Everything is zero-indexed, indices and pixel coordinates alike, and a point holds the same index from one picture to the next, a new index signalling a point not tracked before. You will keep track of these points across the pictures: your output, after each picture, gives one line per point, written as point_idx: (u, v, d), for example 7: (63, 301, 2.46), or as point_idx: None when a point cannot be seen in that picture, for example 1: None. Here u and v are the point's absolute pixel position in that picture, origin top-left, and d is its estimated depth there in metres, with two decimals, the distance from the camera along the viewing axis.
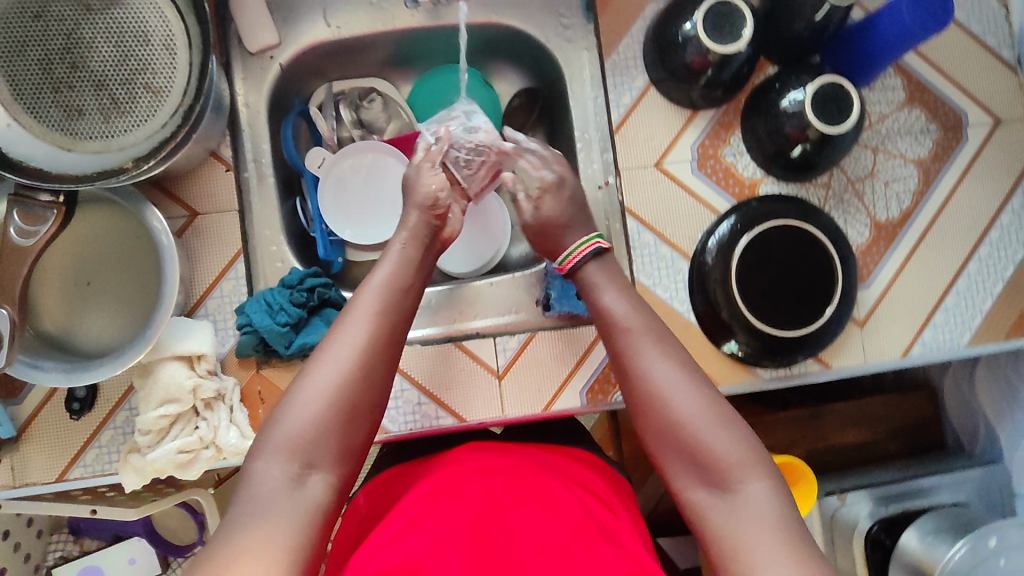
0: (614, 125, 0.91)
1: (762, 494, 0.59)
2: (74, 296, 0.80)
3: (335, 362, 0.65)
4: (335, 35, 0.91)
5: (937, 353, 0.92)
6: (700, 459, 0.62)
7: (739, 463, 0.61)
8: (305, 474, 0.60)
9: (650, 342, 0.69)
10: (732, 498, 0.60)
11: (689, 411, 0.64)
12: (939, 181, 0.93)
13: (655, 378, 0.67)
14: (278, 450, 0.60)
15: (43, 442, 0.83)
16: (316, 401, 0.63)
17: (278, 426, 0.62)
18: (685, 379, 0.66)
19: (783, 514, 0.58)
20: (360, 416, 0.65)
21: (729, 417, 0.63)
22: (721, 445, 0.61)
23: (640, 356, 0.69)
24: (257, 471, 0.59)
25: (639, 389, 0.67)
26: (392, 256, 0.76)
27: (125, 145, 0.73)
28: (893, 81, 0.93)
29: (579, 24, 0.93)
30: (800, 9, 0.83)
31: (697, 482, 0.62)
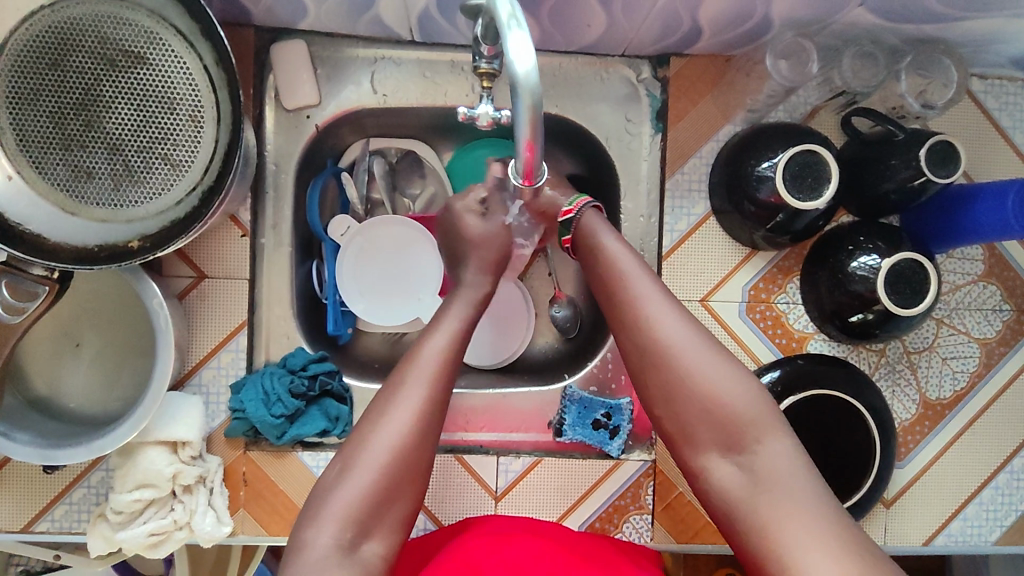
0: (663, 251, 0.84)
1: (783, 456, 0.58)
2: (62, 358, 0.76)
3: (391, 427, 0.62)
4: (380, 103, 0.83)
5: (962, 547, 0.86)
6: (716, 415, 0.60)
7: (755, 421, 0.59)
8: (357, 543, 0.58)
9: (655, 292, 0.66)
10: (755, 466, 0.58)
11: (697, 363, 0.62)
12: (1001, 366, 0.87)
13: (660, 329, 0.64)
14: (329, 518, 0.58)
15: (11, 492, 0.76)
16: (371, 468, 0.60)
17: (332, 496, 0.59)
18: (687, 325, 0.64)
19: (805, 473, 0.57)
20: (414, 481, 0.62)
21: (739, 369, 0.62)
22: (735, 397, 0.60)
23: (644, 305, 0.66)
24: (307, 540, 0.57)
25: (645, 347, 0.64)
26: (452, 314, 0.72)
27: (133, 217, 0.66)
28: (974, 251, 0.86)
29: (646, 132, 0.85)
30: (891, 168, 0.75)
31: (715, 451, 0.60)
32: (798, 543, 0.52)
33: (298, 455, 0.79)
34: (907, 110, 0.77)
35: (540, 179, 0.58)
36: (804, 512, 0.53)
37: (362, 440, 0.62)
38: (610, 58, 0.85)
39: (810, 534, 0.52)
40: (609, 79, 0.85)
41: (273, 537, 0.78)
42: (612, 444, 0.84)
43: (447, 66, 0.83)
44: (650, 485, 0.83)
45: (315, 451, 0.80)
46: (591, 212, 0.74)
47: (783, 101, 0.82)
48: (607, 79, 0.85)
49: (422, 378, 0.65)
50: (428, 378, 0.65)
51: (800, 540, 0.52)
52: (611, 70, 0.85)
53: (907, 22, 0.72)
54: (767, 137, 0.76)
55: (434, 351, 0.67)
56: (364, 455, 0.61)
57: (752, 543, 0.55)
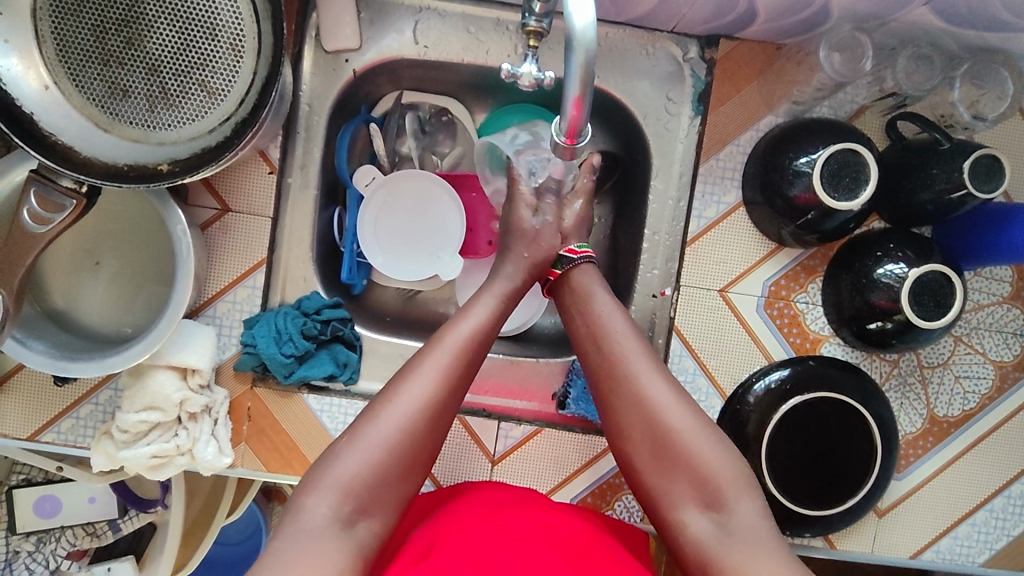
0: (687, 237, 0.83)
1: (757, 517, 0.60)
2: (82, 274, 0.77)
3: (402, 407, 0.63)
4: (420, 55, 0.82)
5: (949, 565, 0.86)
6: (697, 473, 0.63)
7: (734, 483, 0.62)
8: (354, 519, 0.59)
9: (645, 355, 0.69)
10: (729, 524, 0.60)
11: (678, 424, 0.65)
12: (1013, 391, 0.86)
13: (649, 387, 0.67)
14: (331, 489, 0.59)
15: (23, 399, 0.78)
16: (376, 444, 0.61)
17: (336, 466, 0.60)
18: (671, 390, 0.67)
19: (773, 534, 0.59)
20: (418, 461, 0.64)
21: (718, 433, 0.65)
22: (715, 459, 0.63)
23: (631, 364, 0.69)
24: (307, 508, 0.58)
25: (631, 404, 0.67)
26: (484, 300, 0.74)
27: (164, 140, 0.66)
28: (1002, 273, 0.85)
29: (685, 114, 0.84)
30: (930, 178, 0.73)
31: (694, 507, 0.62)
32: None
33: (303, 397, 0.80)
34: (956, 119, 0.76)
35: (581, 141, 0.57)
36: (779, 563, 0.56)
37: (371, 415, 0.63)
38: (659, 33, 0.83)
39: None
40: (655, 55, 0.84)
41: (270, 474, 0.79)
42: None
43: (491, 24, 0.81)
44: None
45: (320, 395, 0.80)
46: (586, 262, 0.78)
47: (831, 96, 0.80)
48: (653, 54, 0.84)
49: (444, 363, 0.67)
50: (450, 365, 0.67)
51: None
52: (658, 45, 0.83)
53: (970, 28, 0.70)
54: (809, 132, 0.75)
55: (458, 338, 0.69)
56: (376, 429, 0.62)
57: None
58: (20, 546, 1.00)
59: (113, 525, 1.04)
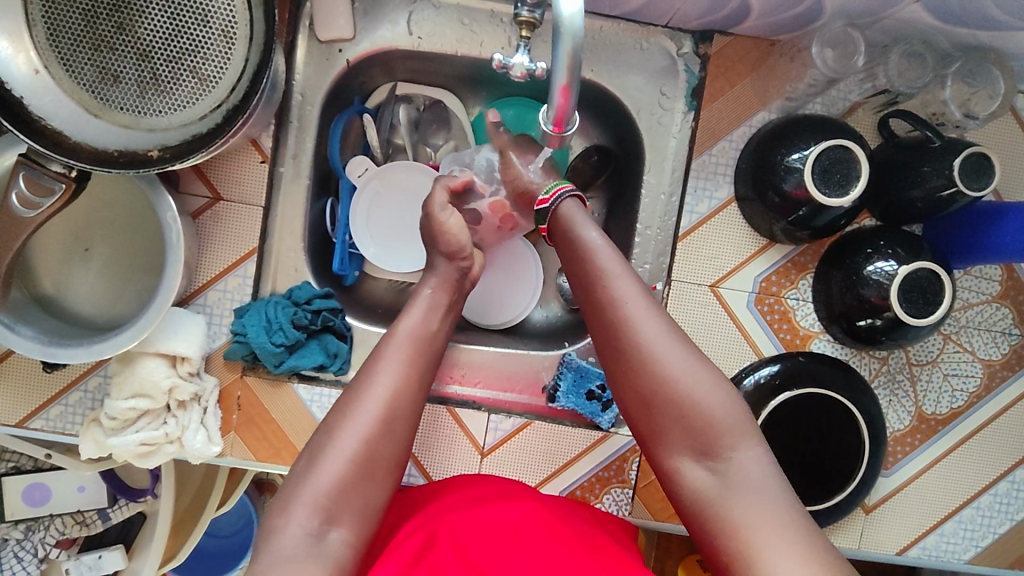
0: (679, 232, 0.83)
1: (754, 461, 0.60)
2: (71, 261, 0.77)
3: (356, 422, 0.63)
4: (414, 46, 0.82)
5: (935, 562, 0.86)
6: (691, 419, 0.62)
7: (729, 428, 0.61)
8: (325, 530, 0.58)
9: (638, 293, 0.67)
10: (727, 473, 0.60)
11: (674, 367, 0.63)
12: (1001, 390, 0.86)
13: (642, 330, 0.65)
14: (302, 504, 0.59)
15: (12, 386, 0.78)
16: (345, 449, 0.61)
17: (300, 487, 0.60)
18: (665, 331, 0.65)
19: (773, 479, 0.59)
20: (382, 470, 0.63)
21: (714, 375, 0.64)
22: (711, 404, 0.62)
23: (624, 304, 0.66)
24: (278, 527, 0.58)
25: (625, 349, 0.65)
26: (423, 302, 0.74)
27: (155, 127, 0.66)
28: (992, 272, 0.85)
29: (679, 109, 0.84)
30: (921, 176, 0.74)
31: (688, 454, 0.62)
32: (772, 546, 0.54)
33: (293, 386, 0.80)
34: (947, 117, 0.77)
35: (570, 129, 0.57)
36: (780, 512, 0.56)
37: (328, 435, 0.62)
38: (653, 27, 0.83)
39: (777, 538, 0.55)
40: (649, 50, 0.84)
41: (260, 463, 0.79)
42: (602, 417, 0.84)
43: (486, 16, 0.81)
44: (636, 460, 0.83)
45: (310, 385, 0.80)
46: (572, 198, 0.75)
47: (823, 92, 0.80)
48: (647, 49, 0.84)
49: (395, 368, 0.67)
50: (400, 368, 0.67)
51: (771, 542, 0.55)
52: (652, 40, 0.84)
53: (963, 26, 0.70)
54: (801, 129, 0.75)
55: (403, 342, 0.69)
56: (333, 449, 0.61)
57: (718, 544, 0.57)
58: (9, 533, 1.00)
59: (103, 514, 1.04)
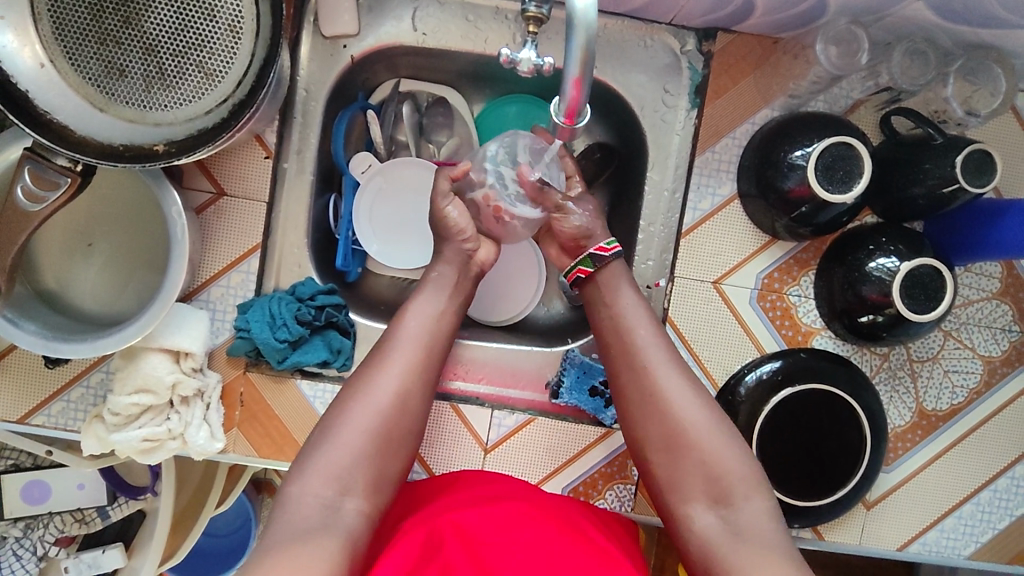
0: (682, 228, 0.83)
1: (762, 513, 0.65)
2: (74, 256, 0.76)
3: (370, 403, 0.66)
4: (419, 42, 0.82)
5: (935, 557, 0.87)
6: (706, 468, 0.67)
7: (743, 480, 0.66)
8: (338, 503, 0.60)
9: (665, 352, 0.73)
10: (735, 521, 0.64)
11: (693, 420, 0.69)
12: (1000, 386, 0.87)
13: (666, 386, 0.71)
14: (314, 476, 0.61)
15: (13, 381, 0.77)
16: (359, 429, 0.64)
17: (314, 460, 0.62)
18: (687, 388, 0.71)
19: (779, 531, 0.63)
20: (393, 445, 0.66)
21: (731, 433, 0.69)
22: (726, 457, 0.67)
23: (651, 360, 0.72)
24: (293, 497, 0.60)
25: (648, 401, 0.71)
26: (432, 283, 0.76)
27: (160, 121, 0.66)
28: (992, 269, 0.86)
29: (682, 106, 0.84)
30: (922, 173, 0.74)
31: (700, 502, 0.67)
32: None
33: (296, 382, 0.80)
34: (949, 115, 0.77)
35: (582, 121, 0.57)
36: (783, 558, 0.60)
37: (342, 412, 0.65)
38: (657, 25, 0.83)
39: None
40: (653, 47, 0.84)
41: (263, 460, 0.79)
42: (606, 413, 0.84)
43: (490, 13, 0.81)
44: None
45: (313, 380, 0.80)
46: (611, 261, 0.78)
47: (826, 90, 0.81)
48: (651, 46, 0.84)
49: (409, 349, 0.70)
50: (414, 348, 0.70)
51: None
52: (656, 37, 0.84)
53: (964, 24, 0.71)
54: (803, 126, 0.76)
55: (417, 326, 0.72)
56: (347, 426, 0.64)
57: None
58: (7, 531, 1.00)
59: (102, 512, 1.03)
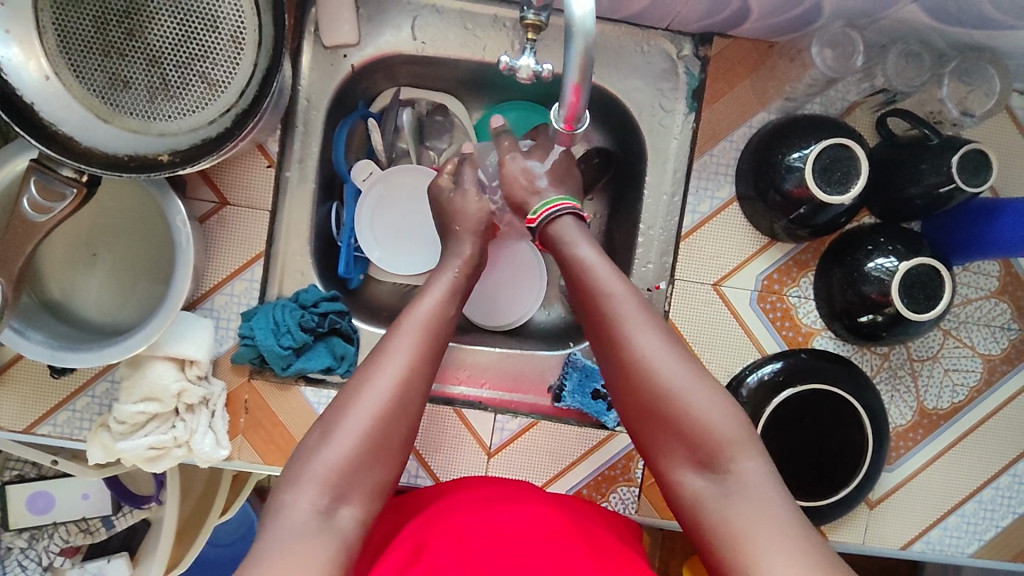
0: (682, 231, 0.84)
1: (756, 470, 0.60)
2: (79, 266, 0.77)
3: (370, 395, 0.63)
4: (418, 50, 0.83)
5: (938, 556, 0.87)
6: (692, 429, 0.63)
7: (732, 438, 0.62)
8: (334, 508, 0.59)
9: (638, 310, 0.69)
10: (726, 481, 0.60)
11: (674, 380, 0.65)
12: (1001, 384, 0.87)
13: (643, 346, 0.67)
14: (310, 482, 0.59)
15: (18, 392, 0.78)
16: (355, 430, 0.62)
17: (311, 461, 0.60)
18: (664, 345, 0.67)
19: (774, 488, 0.59)
20: (392, 442, 0.64)
21: (716, 390, 0.65)
22: (710, 414, 0.63)
23: (624, 320, 0.68)
24: (286, 504, 0.58)
25: (625, 364, 0.67)
26: (439, 283, 0.75)
27: (164, 131, 0.67)
28: (990, 267, 0.86)
29: (680, 111, 0.85)
30: (919, 174, 0.75)
31: (689, 464, 0.63)
32: (765, 550, 0.54)
33: (301, 389, 0.80)
34: (945, 115, 0.77)
35: (581, 127, 0.58)
36: (776, 520, 0.56)
37: (343, 408, 0.63)
38: (654, 30, 0.84)
39: (775, 544, 0.54)
40: (650, 52, 0.85)
41: (267, 467, 0.79)
42: (609, 416, 0.84)
43: (489, 20, 0.82)
44: (642, 459, 0.83)
45: (317, 387, 0.81)
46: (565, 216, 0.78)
47: (822, 92, 0.81)
48: (648, 52, 0.85)
49: (408, 341, 0.68)
50: (414, 343, 0.68)
51: (764, 549, 0.54)
52: (653, 42, 0.85)
53: (958, 25, 0.72)
54: (801, 128, 0.77)
55: (420, 317, 0.70)
56: (347, 420, 0.62)
57: (715, 550, 0.57)
58: (13, 542, 1.00)
59: (107, 521, 1.04)
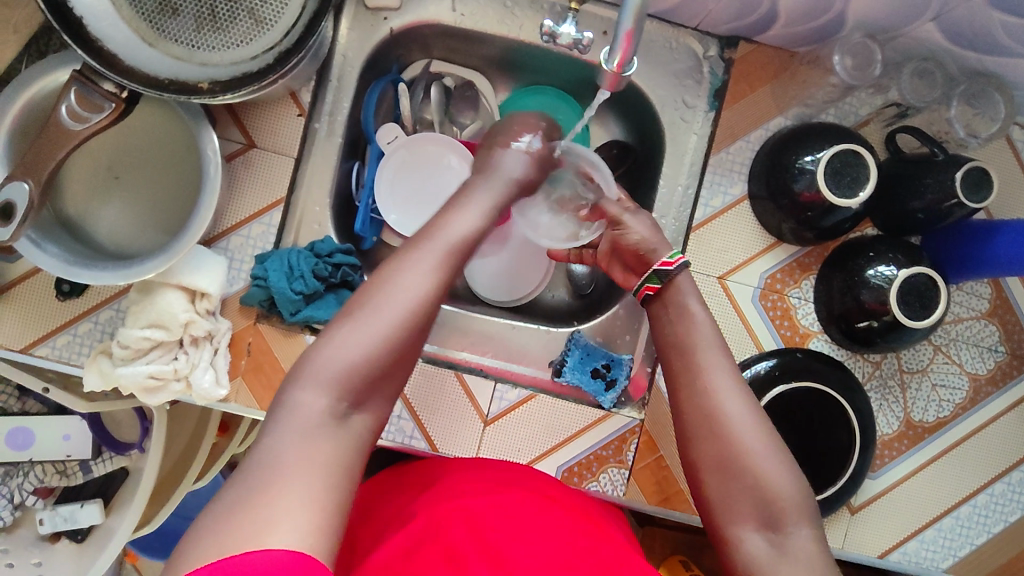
0: (694, 223, 0.87)
1: (812, 544, 0.61)
2: (100, 188, 0.78)
3: (398, 296, 0.61)
4: (456, 22, 0.86)
5: (914, 568, 0.88)
6: (760, 493, 0.62)
7: (796, 508, 0.62)
8: (348, 414, 0.57)
9: (727, 369, 0.68)
10: (785, 545, 0.61)
11: (752, 445, 0.64)
12: (984, 404, 0.90)
13: (728, 406, 0.65)
14: (322, 380, 0.56)
15: (21, 310, 0.77)
16: (371, 334, 0.59)
17: (333, 351, 0.58)
18: (749, 409, 0.66)
19: (827, 565, 0.60)
20: (401, 361, 0.62)
21: (787, 457, 0.64)
22: (780, 481, 0.63)
23: (713, 376, 0.67)
24: (299, 402, 0.55)
25: (704, 421, 0.66)
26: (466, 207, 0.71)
27: (207, 62, 0.68)
28: (982, 289, 0.90)
29: (700, 108, 0.88)
30: (922, 188, 0.78)
31: (750, 524, 0.62)
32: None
33: (305, 337, 0.80)
34: (951, 135, 0.82)
35: (628, 71, 0.60)
36: None
37: (364, 304, 0.61)
38: (683, 29, 0.88)
39: None
40: (677, 49, 0.88)
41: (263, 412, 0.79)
42: (606, 396, 0.86)
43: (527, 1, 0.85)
44: (634, 442, 0.84)
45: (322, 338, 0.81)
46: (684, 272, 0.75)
47: (838, 102, 0.85)
48: (676, 49, 0.88)
49: (433, 254, 0.65)
50: (442, 254, 0.65)
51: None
52: (681, 40, 0.88)
53: (969, 48, 0.77)
54: (815, 133, 0.80)
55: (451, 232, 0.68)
56: (365, 319, 0.60)
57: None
58: None
59: (84, 466, 1.01)
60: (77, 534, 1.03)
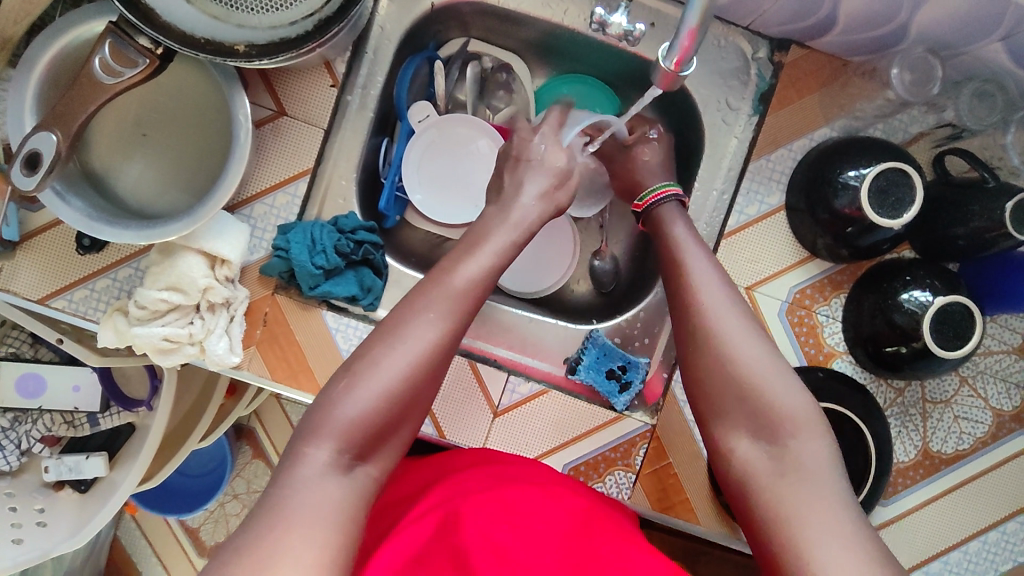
0: (725, 229, 0.85)
1: (814, 452, 0.57)
2: (126, 143, 0.77)
3: (405, 350, 0.59)
4: (499, 2, 0.83)
5: None
6: (755, 405, 0.60)
7: (794, 417, 0.59)
8: (353, 465, 0.55)
9: (718, 285, 0.66)
10: (785, 457, 0.57)
11: (744, 354, 0.62)
12: (1005, 441, 0.88)
13: (717, 319, 0.64)
14: (328, 433, 0.55)
15: (41, 260, 0.77)
16: (379, 388, 0.57)
17: (339, 409, 0.56)
18: (740, 322, 0.64)
19: (832, 473, 0.56)
20: (410, 412, 0.60)
21: (785, 368, 0.62)
22: (774, 389, 0.60)
23: (702, 292, 0.66)
24: (304, 454, 0.54)
25: (694, 337, 0.64)
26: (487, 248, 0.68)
27: (244, 24, 0.67)
28: (1017, 323, 0.87)
29: (744, 111, 0.85)
30: (967, 214, 0.75)
31: (745, 434, 0.60)
32: (819, 535, 0.52)
33: (322, 312, 0.79)
34: (1004, 162, 0.78)
35: (686, 72, 0.57)
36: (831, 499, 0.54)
37: (371, 357, 0.59)
38: (734, 27, 0.85)
39: (829, 522, 0.52)
40: (726, 48, 0.85)
41: (274, 383, 0.78)
42: (619, 398, 0.84)
43: None
44: (644, 447, 0.83)
45: (339, 314, 0.80)
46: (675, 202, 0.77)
47: (889, 117, 0.83)
48: (724, 47, 0.85)
49: (441, 301, 0.62)
50: (453, 303, 0.62)
51: (814, 530, 0.52)
52: (731, 39, 0.85)
53: None
54: (860, 148, 0.77)
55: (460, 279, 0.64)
56: (378, 372, 0.58)
57: (763, 522, 0.55)
58: None
59: (92, 418, 1.02)
60: (81, 484, 1.03)
